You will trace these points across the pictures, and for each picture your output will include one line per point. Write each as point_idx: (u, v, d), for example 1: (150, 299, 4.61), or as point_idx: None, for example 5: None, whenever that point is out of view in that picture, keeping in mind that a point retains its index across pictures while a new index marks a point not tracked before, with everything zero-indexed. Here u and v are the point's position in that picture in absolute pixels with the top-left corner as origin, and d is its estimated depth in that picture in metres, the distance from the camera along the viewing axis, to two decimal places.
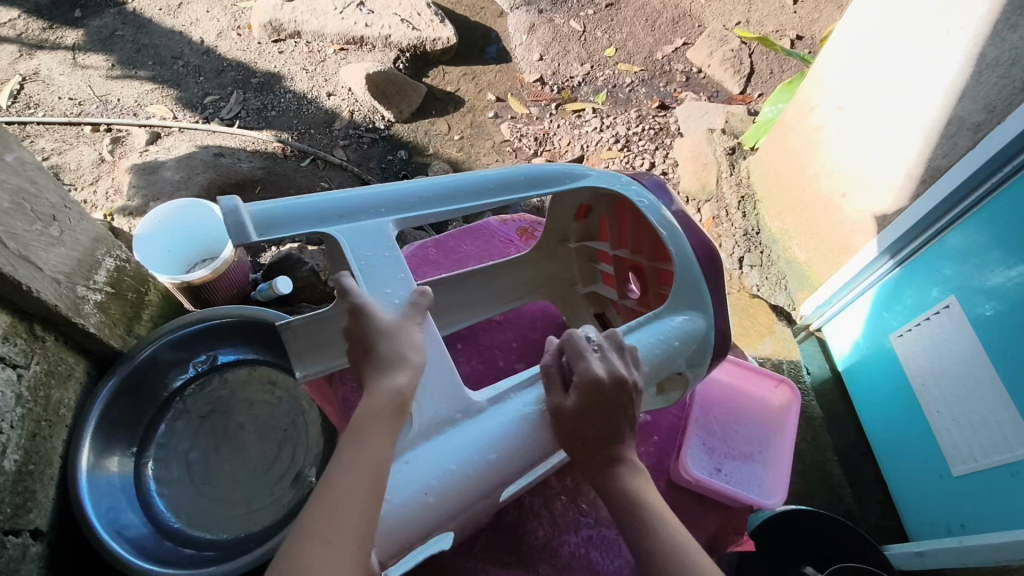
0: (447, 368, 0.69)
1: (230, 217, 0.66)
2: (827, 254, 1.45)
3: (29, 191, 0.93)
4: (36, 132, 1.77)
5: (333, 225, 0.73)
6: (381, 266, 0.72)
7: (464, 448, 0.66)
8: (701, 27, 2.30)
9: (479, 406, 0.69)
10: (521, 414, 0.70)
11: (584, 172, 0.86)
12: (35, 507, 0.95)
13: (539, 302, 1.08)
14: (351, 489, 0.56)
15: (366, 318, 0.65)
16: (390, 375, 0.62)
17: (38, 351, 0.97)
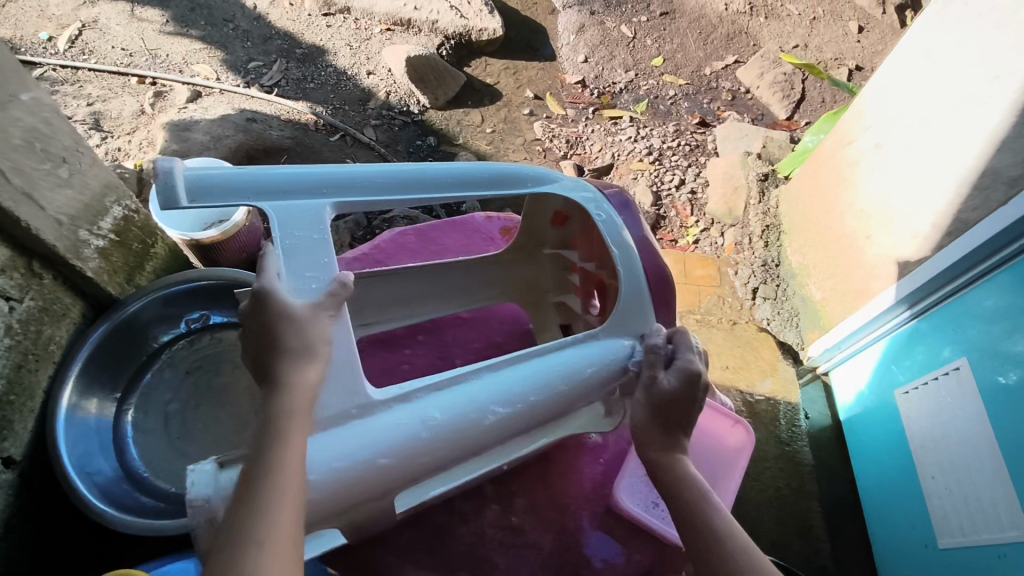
0: (349, 361, 0.65)
1: (161, 177, 0.65)
2: (841, 297, 1.39)
3: (42, 131, 0.95)
4: (85, 78, 1.84)
5: (268, 199, 0.70)
6: (308, 250, 0.69)
7: (351, 447, 0.61)
8: (756, 47, 2.24)
9: (377, 404, 0.64)
10: (422, 419, 0.65)
11: (549, 177, 0.85)
12: (11, 437, 0.98)
13: (510, 305, 1.08)
14: (282, 484, 0.53)
15: (274, 300, 0.63)
16: (297, 371, 0.60)
17: (34, 287, 0.99)
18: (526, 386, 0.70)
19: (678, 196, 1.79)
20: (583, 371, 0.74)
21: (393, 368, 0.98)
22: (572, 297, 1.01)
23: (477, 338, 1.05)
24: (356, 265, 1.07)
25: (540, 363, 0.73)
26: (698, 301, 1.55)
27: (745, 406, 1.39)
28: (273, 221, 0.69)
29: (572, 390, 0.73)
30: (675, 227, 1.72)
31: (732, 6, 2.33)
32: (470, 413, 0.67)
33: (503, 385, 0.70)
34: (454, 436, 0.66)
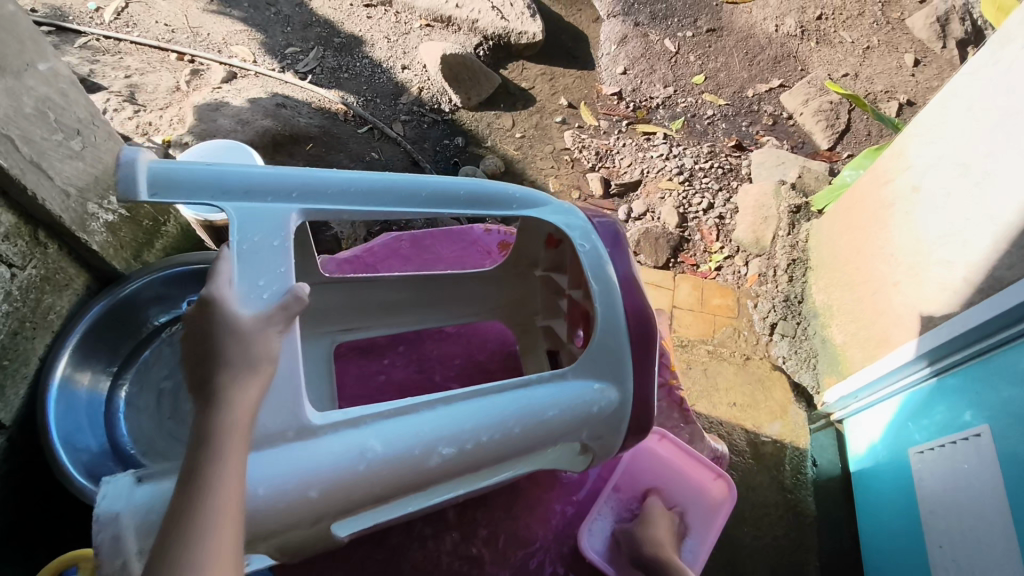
0: (291, 378, 0.63)
1: (127, 170, 0.68)
2: (863, 344, 1.31)
3: (56, 102, 0.97)
4: (127, 50, 1.87)
5: (234, 201, 0.71)
6: (265, 254, 0.68)
7: (281, 473, 0.59)
8: (804, 71, 2.15)
9: (314, 429, 0.62)
10: (361, 450, 0.62)
11: (538, 201, 0.83)
12: (2, 402, 0.97)
13: (495, 323, 1.07)
14: (215, 509, 0.51)
15: (219, 312, 0.62)
16: (238, 389, 0.58)
17: (38, 255, 0.99)
18: (479, 425, 0.67)
19: (705, 220, 1.73)
20: (544, 413, 0.70)
21: (369, 380, 1.00)
22: (559, 322, 0.97)
23: (456, 355, 1.04)
24: (345, 267, 1.06)
25: (499, 400, 0.69)
26: (711, 332, 1.51)
27: (749, 446, 1.35)
28: (233, 221, 0.70)
29: (531, 431, 0.70)
30: (698, 252, 1.68)
31: (782, 29, 2.25)
32: (413, 448, 0.64)
33: (454, 420, 0.67)
34: (394, 471, 0.63)
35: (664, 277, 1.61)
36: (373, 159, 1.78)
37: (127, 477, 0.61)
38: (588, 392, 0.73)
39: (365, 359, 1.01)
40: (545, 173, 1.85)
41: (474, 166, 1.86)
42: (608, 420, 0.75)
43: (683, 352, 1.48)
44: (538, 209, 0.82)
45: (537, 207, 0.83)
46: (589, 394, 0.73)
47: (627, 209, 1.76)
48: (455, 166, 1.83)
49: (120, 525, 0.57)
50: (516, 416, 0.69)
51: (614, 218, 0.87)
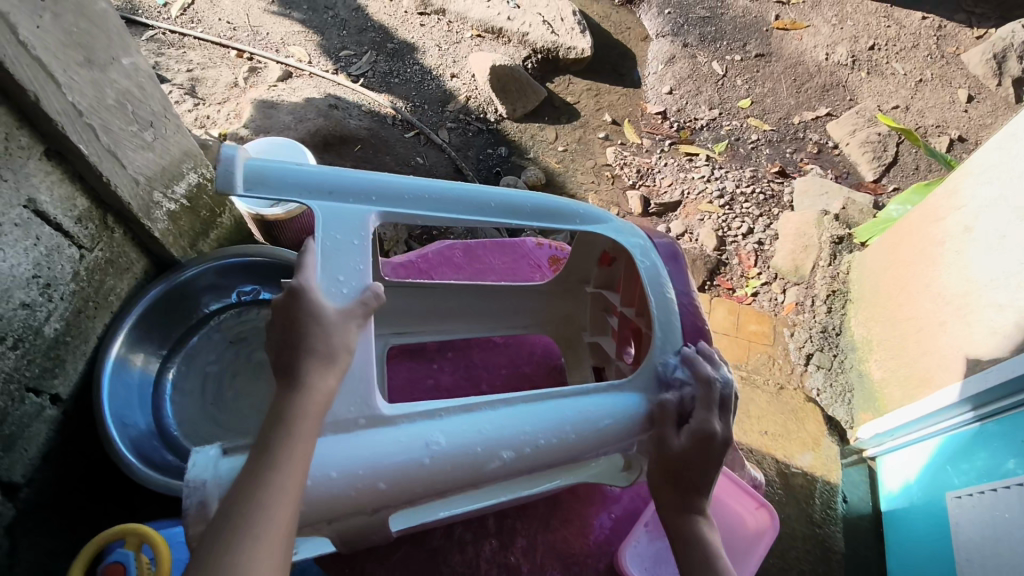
0: (364, 372, 0.66)
1: (223, 162, 0.71)
2: (903, 381, 1.31)
3: (135, 95, 1.01)
4: (189, 45, 1.94)
5: (319, 199, 0.75)
6: (345, 251, 0.72)
7: (348, 457, 0.62)
8: (853, 101, 2.13)
9: (384, 419, 0.65)
10: (427, 443, 0.65)
11: (600, 218, 0.86)
12: (61, 375, 1.03)
13: (542, 336, 1.08)
14: (275, 484, 0.56)
15: (305, 301, 0.66)
16: (312, 375, 0.62)
17: (104, 239, 1.04)
18: (539, 428, 0.69)
19: (744, 245, 1.73)
20: (600, 422, 0.71)
21: (418, 381, 1.01)
22: (607, 339, 0.99)
23: (503, 365, 1.05)
24: (400, 271, 1.08)
25: (560, 406, 0.71)
26: (746, 358, 1.51)
27: (779, 475, 1.34)
28: (317, 218, 0.73)
29: (587, 441, 0.71)
30: (735, 276, 1.67)
31: (833, 57, 2.24)
32: (475, 446, 0.66)
33: (516, 420, 0.68)
34: (456, 466, 0.65)
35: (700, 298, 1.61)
36: (418, 164, 1.81)
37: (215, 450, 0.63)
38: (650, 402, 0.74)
39: (413, 361, 1.03)
40: (586, 188, 1.86)
41: (516, 176, 1.88)
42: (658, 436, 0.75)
43: None
44: (599, 225, 0.85)
45: (598, 223, 0.85)
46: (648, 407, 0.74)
47: (666, 229, 1.76)
48: (497, 176, 1.85)
49: (205, 491, 0.59)
50: (573, 422, 0.70)
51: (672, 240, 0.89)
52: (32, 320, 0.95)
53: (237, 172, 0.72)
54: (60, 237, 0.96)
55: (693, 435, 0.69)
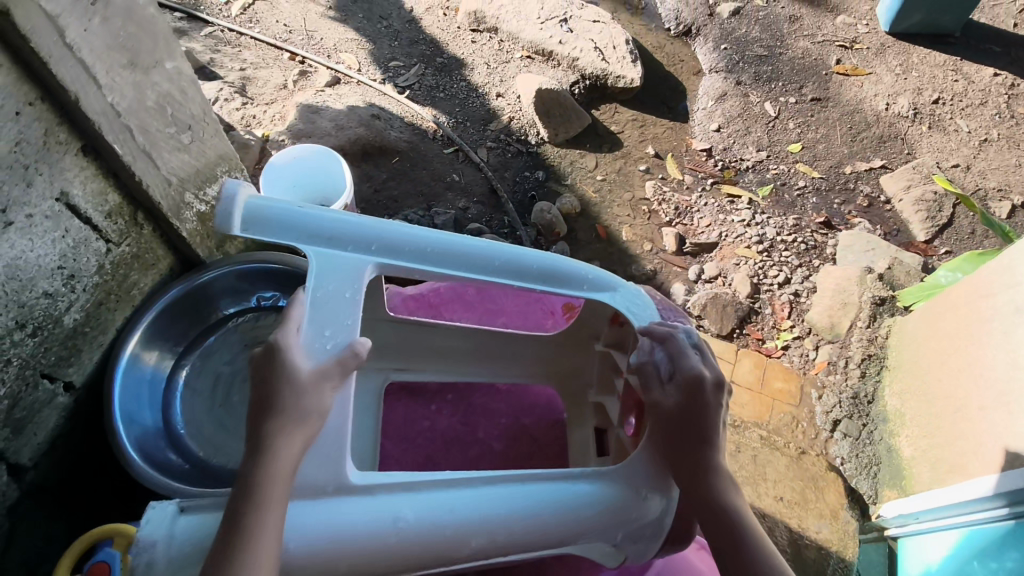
0: (336, 436, 0.70)
1: (226, 203, 0.77)
2: (933, 464, 1.24)
3: (176, 98, 1.03)
4: (245, 44, 1.98)
5: (318, 245, 0.80)
6: (334, 307, 0.76)
7: (318, 525, 0.66)
8: (910, 155, 2.04)
9: (352, 487, 0.69)
10: (394, 516, 0.68)
11: (606, 283, 0.88)
12: (76, 363, 1.03)
13: (546, 388, 1.11)
14: (252, 556, 0.59)
15: (281, 360, 0.70)
16: (284, 438, 0.66)
17: (133, 235, 1.05)
18: (502, 513, 0.71)
19: (779, 295, 1.67)
20: (579, 514, 0.73)
21: (414, 422, 1.06)
22: (612, 402, 0.97)
23: (502, 414, 1.08)
24: (409, 304, 1.13)
25: (531, 491, 0.73)
26: (768, 417, 1.44)
27: (791, 545, 1.27)
28: (313, 268, 0.79)
29: (565, 526, 0.73)
30: (766, 327, 1.61)
31: (893, 108, 2.16)
32: (444, 528, 0.69)
33: (485, 502, 0.71)
34: (421, 543, 0.68)
35: (726, 348, 1.56)
36: (453, 181, 1.80)
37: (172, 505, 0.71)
38: (634, 499, 0.75)
39: (413, 401, 1.08)
40: (620, 221, 1.82)
41: (551, 202, 1.86)
42: (644, 528, 0.76)
43: (735, 432, 1.41)
44: (604, 293, 0.87)
45: (604, 291, 0.87)
46: (630, 498, 0.75)
47: (699, 270, 1.71)
48: (532, 200, 1.83)
49: (155, 551, 0.68)
50: (549, 508, 0.72)
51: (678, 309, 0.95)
52: (53, 309, 0.95)
53: (235, 213, 0.78)
54: (88, 231, 0.96)
55: (681, 385, 0.76)
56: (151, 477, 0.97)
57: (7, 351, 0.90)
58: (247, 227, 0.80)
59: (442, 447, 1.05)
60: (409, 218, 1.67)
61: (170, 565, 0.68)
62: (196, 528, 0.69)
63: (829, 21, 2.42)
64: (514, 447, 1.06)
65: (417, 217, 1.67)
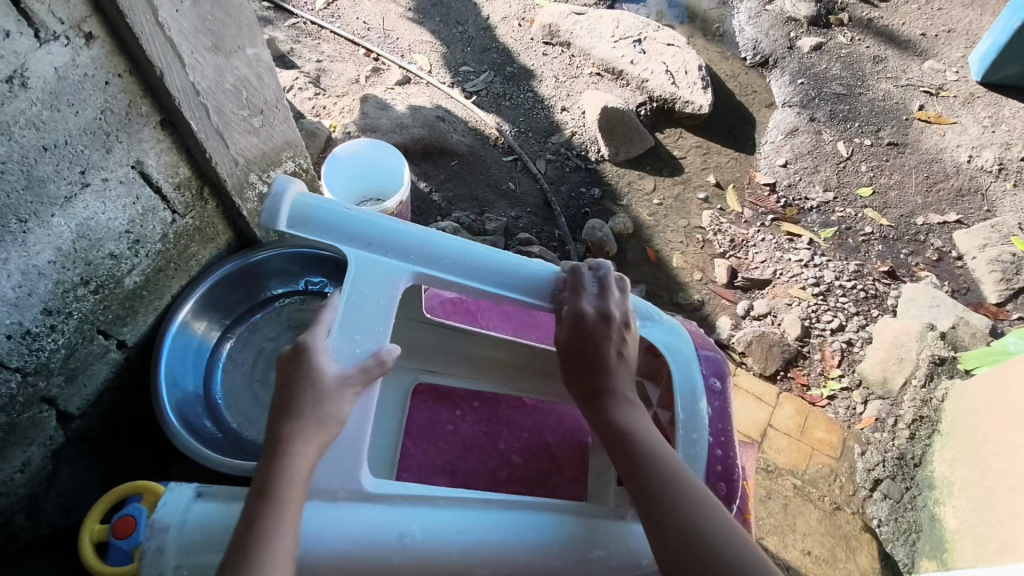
0: (354, 444, 0.73)
1: (274, 202, 0.84)
2: (980, 541, 1.15)
3: (252, 83, 1.07)
4: (325, 37, 2.06)
5: (357, 248, 0.84)
6: (366, 313, 0.80)
7: (332, 531, 0.69)
8: (990, 213, 1.94)
9: (364, 495, 0.71)
10: (400, 534, 0.70)
11: (643, 313, 0.91)
12: (131, 324, 1.07)
13: (573, 408, 1.09)
14: (273, 558, 0.61)
15: (309, 362, 0.74)
16: (302, 443, 0.69)
17: (197, 209, 1.09)
18: (506, 542, 0.71)
19: (831, 342, 1.60)
20: (590, 551, 0.72)
21: (439, 424, 1.06)
22: None
23: (525, 428, 1.07)
24: (449, 308, 1.14)
25: (540, 522, 0.73)
26: (805, 466, 1.38)
27: None
28: (350, 272, 0.83)
29: (572, 564, 0.72)
30: (813, 372, 1.55)
31: (976, 161, 2.05)
32: (447, 553, 0.70)
33: (492, 527, 0.72)
34: (428, 561, 0.69)
35: (768, 390, 1.51)
36: (509, 190, 1.81)
37: (189, 490, 0.76)
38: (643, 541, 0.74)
39: (439, 403, 1.08)
40: (672, 247, 1.79)
41: (603, 220, 1.84)
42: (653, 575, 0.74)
43: (766, 478, 1.36)
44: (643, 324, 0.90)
45: (644, 321, 0.91)
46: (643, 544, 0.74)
47: (748, 306, 1.67)
48: (585, 217, 1.82)
49: (165, 536, 0.72)
50: (559, 544, 0.72)
51: (725, 356, 0.93)
52: (116, 270, 1.00)
53: (282, 211, 0.85)
54: (157, 200, 1.01)
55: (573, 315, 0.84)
56: (186, 442, 1.00)
57: (70, 304, 0.95)
58: (293, 225, 0.86)
59: (461, 454, 1.05)
60: (461, 220, 1.68)
61: (179, 548, 0.72)
62: (207, 516, 0.73)
63: (916, 65, 2.32)
64: (535, 463, 1.05)
65: (468, 221, 1.69)
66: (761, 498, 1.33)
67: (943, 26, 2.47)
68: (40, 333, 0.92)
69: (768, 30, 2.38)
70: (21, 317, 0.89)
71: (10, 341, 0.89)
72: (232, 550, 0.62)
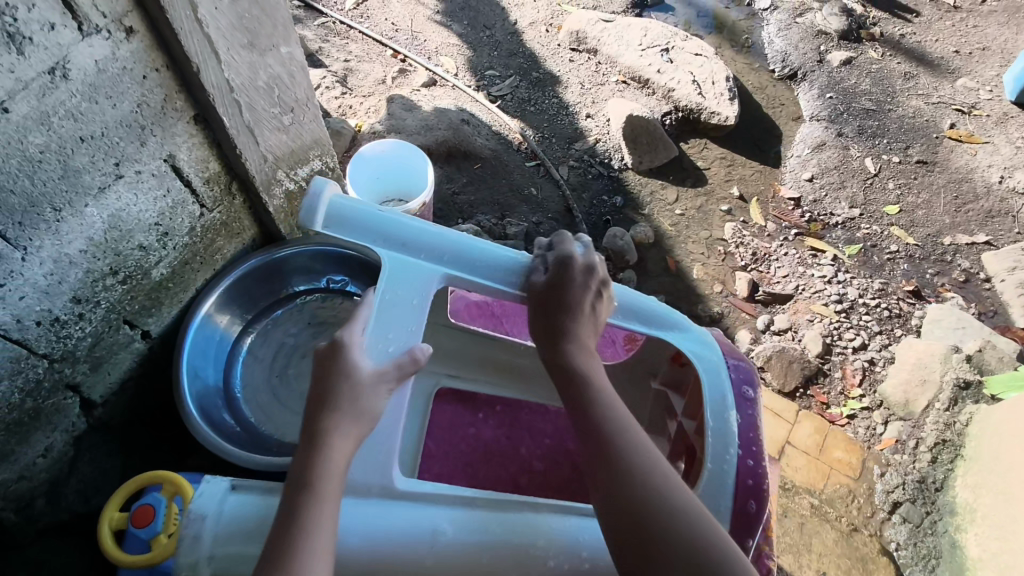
0: (388, 442, 0.75)
1: (312, 201, 0.86)
2: (1001, 570, 1.11)
3: (284, 81, 1.08)
4: (353, 37, 2.08)
5: (392, 248, 0.87)
6: (400, 313, 0.83)
7: (361, 525, 0.70)
8: (1020, 235, 1.90)
9: (396, 492, 0.73)
10: (433, 531, 0.71)
11: (674, 321, 0.93)
12: (155, 315, 1.08)
13: None
14: (311, 549, 0.61)
15: (344, 356, 0.76)
16: (339, 436, 0.70)
17: (225, 204, 1.10)
18: (535, 542, 0.72)
19: (852, 360, 1.58)
20: None
21: (460, 427, 1.06)
22: (661, 441, 1.01)
23: (548, 435, 1.06)
24: (471, 311, 1.13)
25: (571, 528, 0.74)
26: (823, 485, 1.36)
27: None
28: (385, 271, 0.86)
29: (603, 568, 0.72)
30: (833, 391, 1.53)
31: (1007, 182, 2.01)
32: (479, 553, 0.70)
33: (522, 528, 0.73)
34: (458, 560, 0.70)
35: (787, 406, 1.49)
36: (531, 195, 1.81)
37: (223, 484, 0.79)
38: None
39: (460, 406, 1.08)
40: (693, 257, 1.78)
41: (624, 228, 1.84)
42: None
43: (783, 496, 1.34)
44: (671, 331, 0.92)
45: (670, 328, 0.92)
46: None
47: (768, 320, 1.65)
48: (606, 224, 1.81)
49: (201, 525, 0.76)
50: (589, 549, 0.72)
51: (752, 364, 0.93)
52: (145, 261, 1.01)
53: (319, 210, 0.87)
54: (187, 194, 1.02)
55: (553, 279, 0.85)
56: (207, 435, 1.01)
57: (98, 293, 0.96)
58: (328, 225, 0.88)
59: (483, 457, 1.05)
60: (482, 223, 1.69)
61: (216, 538, 0.75)
62: (244, 504, 0.77)
63: (947, 83, 2.29)
64: (556, 471, 1.04)
65: (489, 224, 1.69)
66: (777, 516, 1.31)
67: (977, 44, 2.44)
68: (68, 320, 0.94)
69: (797, 43, 2.36)
70: (51, 304, 0.90)
71: (39, 328, 0.91)
72: (272, 542, 0.62)
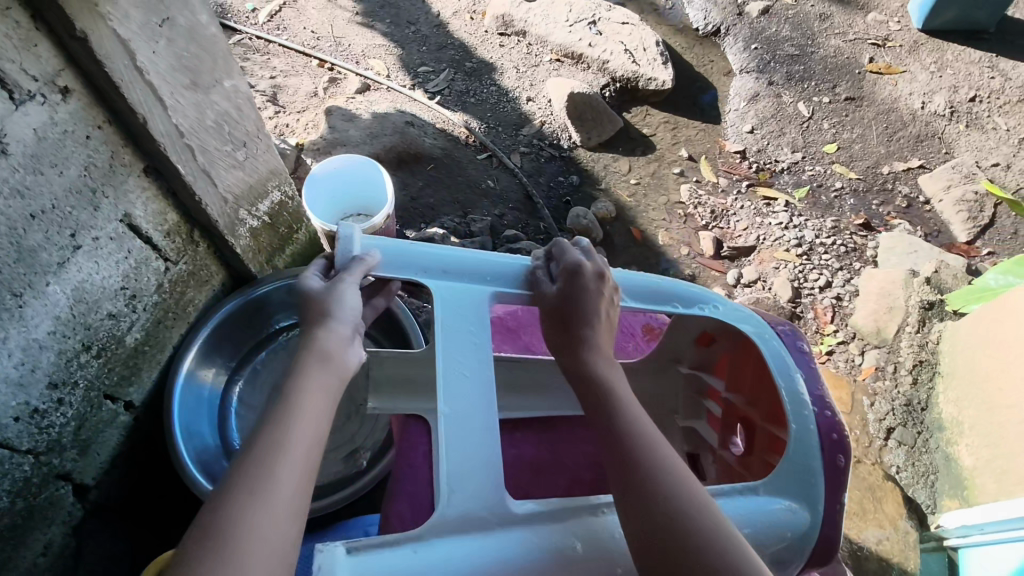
0: (490, 464, 0.69)
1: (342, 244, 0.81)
2: (998, 475, 1.20)
3: (232, 116, 0.99)
4: (274, 51, 1.98)
5: (436, 278, 0.83)
6: (461, 335, 0.79)
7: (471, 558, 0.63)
8: (949, 155, 2.02)
9: (515, 516, 0.66)
10: (563, 549, 0.65)
11: (702, 297, 0.89)
12: (136, 382, 1.02)
13: None
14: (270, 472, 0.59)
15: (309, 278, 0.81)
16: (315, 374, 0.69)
17: (189, 253, 1.04)
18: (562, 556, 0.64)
19: (821, 299, 1.65)
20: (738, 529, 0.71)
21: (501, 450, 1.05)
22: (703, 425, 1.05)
23: (587, 441, 1.07)
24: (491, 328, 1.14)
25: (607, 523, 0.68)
26: None
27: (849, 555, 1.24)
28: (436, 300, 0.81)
29: None
30: (809, 331, 1.59)
31: (929, 106, 2.13)
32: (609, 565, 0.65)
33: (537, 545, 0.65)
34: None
35: None
36: (489, 187, 1.79)
37: None
38: (782, 509, 0.73)
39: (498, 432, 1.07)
40: (656, 225, 1.81)
41: (585, 206, 1.84)
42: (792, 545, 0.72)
43: None
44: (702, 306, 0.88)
45: (696, 304, 0.88)
46: (783, 513, 0.73)
47: (738, 274, 1.70)
48: (567, 206, 1.82)
49: None
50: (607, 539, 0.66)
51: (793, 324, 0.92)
52: (117, 329, 0.94)
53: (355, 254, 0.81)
54: (149, 250, 0.95)
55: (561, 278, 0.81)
56: None
57: (74, 373, 0.89)
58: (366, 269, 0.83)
59: (532, 475, 1.04)
60: (446, 225, 1.66)
61: None
62: None
63: (860, 19, 2.39)
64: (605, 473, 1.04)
65: (454, 225, 1.66)
66: None
67: None
68: (48, 409, 0.88)
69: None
70: (28, 396, 0.84)
71: (18, 424, 0.84)
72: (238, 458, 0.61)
